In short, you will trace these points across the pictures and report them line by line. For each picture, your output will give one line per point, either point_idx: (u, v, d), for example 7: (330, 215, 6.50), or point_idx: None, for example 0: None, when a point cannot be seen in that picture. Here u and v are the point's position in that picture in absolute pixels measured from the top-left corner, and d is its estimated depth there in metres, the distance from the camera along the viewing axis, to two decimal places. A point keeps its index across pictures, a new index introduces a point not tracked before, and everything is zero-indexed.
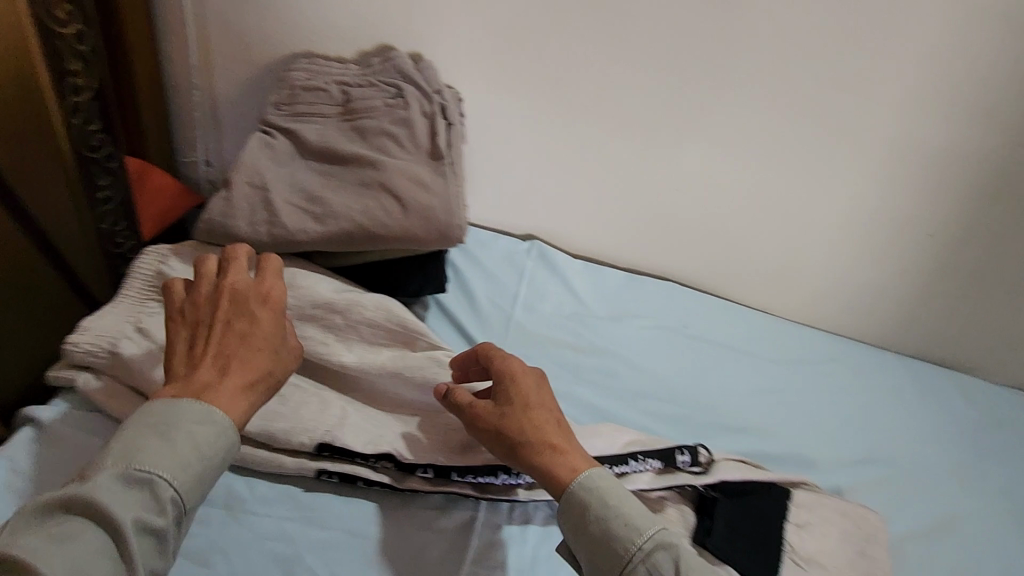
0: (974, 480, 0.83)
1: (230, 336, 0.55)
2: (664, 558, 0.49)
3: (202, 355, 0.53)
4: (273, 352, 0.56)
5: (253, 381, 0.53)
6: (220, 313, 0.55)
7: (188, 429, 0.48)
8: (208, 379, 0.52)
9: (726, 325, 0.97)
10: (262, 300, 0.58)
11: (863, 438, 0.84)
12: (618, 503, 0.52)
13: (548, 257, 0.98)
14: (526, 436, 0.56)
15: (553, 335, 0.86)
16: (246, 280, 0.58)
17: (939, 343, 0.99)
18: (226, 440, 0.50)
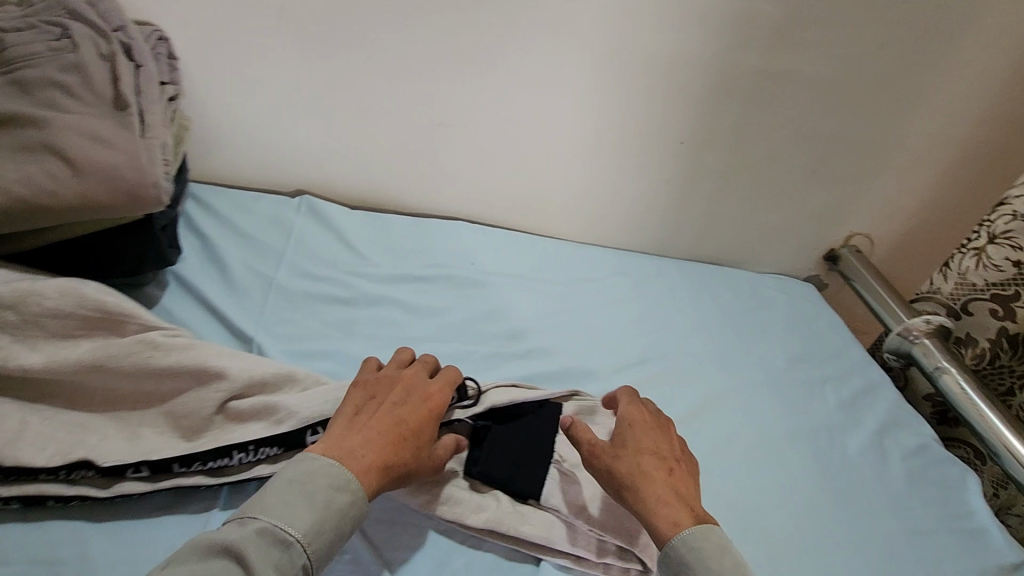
0: (741, 357, 0.92)
1: (415, 414, 0.58)
2: None
3: (364, 424, 0.56)
4: (399, 442, 0.55)
5: (393, 461, 0.54)
6: (391, 395, 0.59)
7: (328, 487, 0.50)
8: (356, 442, 0.54)
9: (518, 252, 0.98)
10: (435, 392, 0.60)
11: (645, 340, 0.90)
12: (733, 546, 0.54)
13: (320, 210, 0.92)
14: (640, 480, 0.57)
15: (321, 292, 0.79)
16: (421, 370, 0.64)
17: (701, 241, 1.11)
18: (354, 511, 0.51)
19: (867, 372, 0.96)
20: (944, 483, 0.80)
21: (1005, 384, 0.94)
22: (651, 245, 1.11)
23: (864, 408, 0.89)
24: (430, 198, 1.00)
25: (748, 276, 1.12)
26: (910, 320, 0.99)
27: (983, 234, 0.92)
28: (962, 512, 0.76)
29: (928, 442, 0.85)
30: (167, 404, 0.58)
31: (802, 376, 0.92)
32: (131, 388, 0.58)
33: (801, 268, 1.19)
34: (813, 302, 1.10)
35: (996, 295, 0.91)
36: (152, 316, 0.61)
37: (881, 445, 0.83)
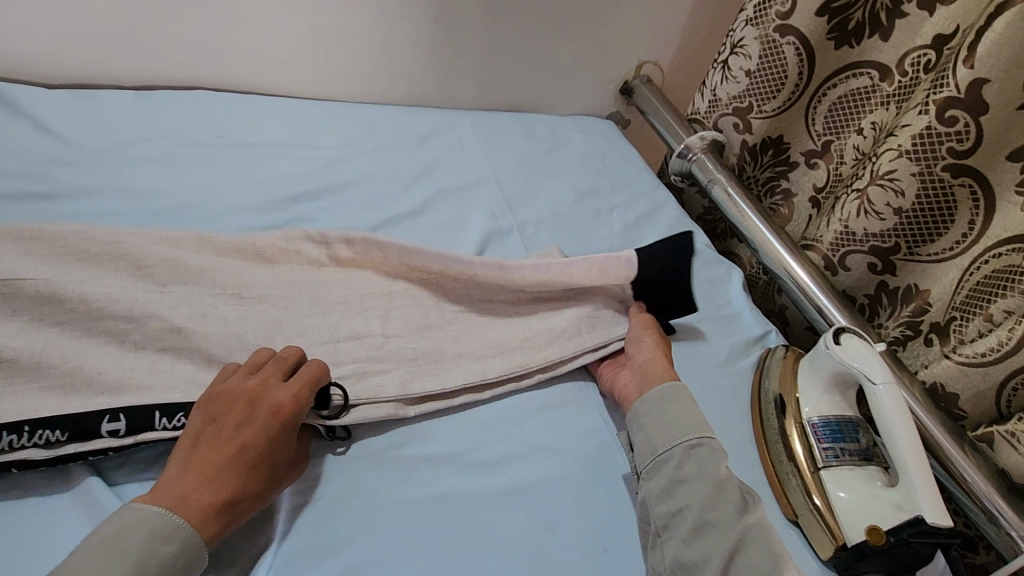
0: (530, 194, 0.91)
1: (264, 436, 0.49)
2: (699, 454, 0.58)
3: (204, 460, 0.48)
4: (251, 468, 0.48)
5: (239, 497, 0.47)
6: (233, 417, 0.50)
7: (147, 538, 0.43)
8: (185, 487, 0.46)
9: (279, 118, 0.87)
10: (293, 400, 0.52)
11: (431, 193, 0.84)
12: (671, 414, 0.61)
13: (2, 93, 0.74)
14: (645, 357, 0.67)
15: (8, 186, 0.66)
16: (278, 371, 0.54)
17: (492, 85, 1.06)
18: (191, 554, 0.44)
19: (654, 196, 1.00)
20: (710, 281, 0.87)
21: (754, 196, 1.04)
22: (442, 98, 1.04)
23: (647, 228, 0.93)
24: (161, 66, 0.86)
25: (547, 120, 1.09)
26: (688, 140, 1.02)
27: (727, 46, 0.98)
28: (722, 303, 0.84)
29: (701, 248, 0.92)
30: None
31: (592, 208, 0.93)
32: None
33: (601, 106, 1.18)
34: (610, 139, 1.10)
35: (737, 108, 0.99)
36: None
37: None
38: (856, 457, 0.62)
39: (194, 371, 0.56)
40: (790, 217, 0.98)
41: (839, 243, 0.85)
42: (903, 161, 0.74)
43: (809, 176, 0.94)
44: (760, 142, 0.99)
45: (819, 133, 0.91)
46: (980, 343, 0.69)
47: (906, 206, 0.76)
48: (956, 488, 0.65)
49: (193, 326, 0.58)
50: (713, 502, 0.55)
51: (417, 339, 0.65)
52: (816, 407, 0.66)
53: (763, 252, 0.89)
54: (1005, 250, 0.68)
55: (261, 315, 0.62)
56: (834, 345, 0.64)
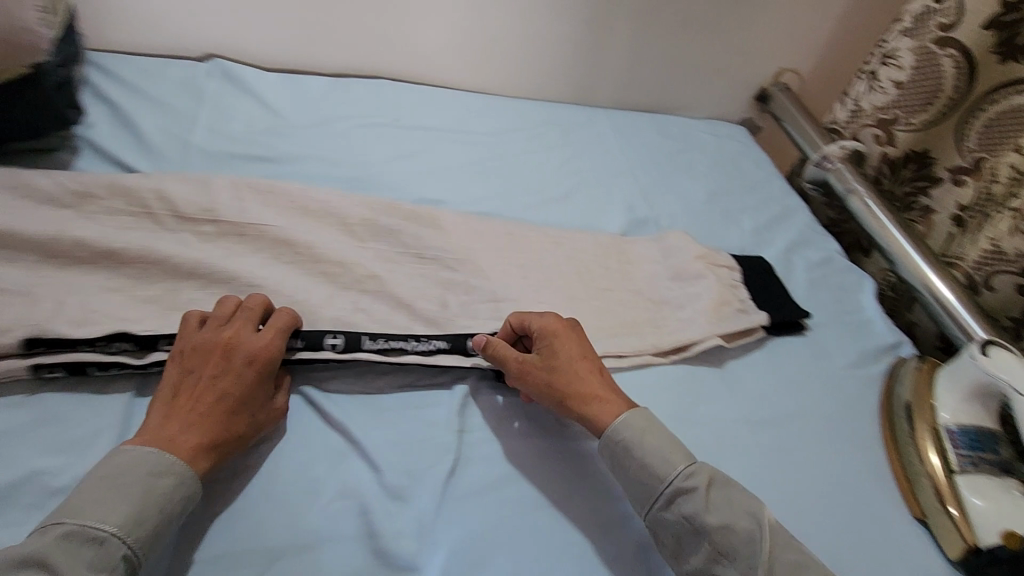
0: (665, 190, 0.96)
1: (241, 383, 0.53)
2: (697, 484, 0.52)
3: (183, 406, 0.51)
4: (230, 414, 0.51)
5: (223, 438, 0.50)
6: (208, 368, 0.53)
7: (146, 472, 0.46)
8: (173, 429, 0.49)
9: (444, 106, 0.97)
10: (274, 353, 0.55)
11: (573, 181, 0.92)
12: (647, 447, 0.55)
13: (234, 73, 0.89)
14: (577, 387, 0.59)
15: (238, 150, 0.79)
16: (346, 324, 0.60)
17: (631, 86, 1.11)
18: (184, 491, 0.47)
19: (785, 201, 1.01)
20: (841, 287, 0.88)
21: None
22: (582, 95, 1.11)
23: (777, 231, 0.95)
24: (350, 58, 0.99)
25: (681, 121, 1.13)
26: (827, 149, 1.03)
27: (877, 57, 0.99)
28: (853, 309, 0.85)
29: (832, 255, 0.93)
30: (100, 244, 0.61)
31: (724, 207, 0.96)
32: (69, 235, 0.61)
33: (733, 111, 1.20)
34: (742, 143, 1.13)
35: (881, 119, 0.99)
36: (78, 181, 0.65)
37: (789, 261, 0.90)
38: (995, 468, 0.62)
39: (386, 312, 0.66)
40: (928, 233, 0.96)
41: (987, 262, 0.84)
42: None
43: (953, 193, 0.92)
44: (902, 156, 0.98)
45: (969, 150, 0.89)
46: None
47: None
48: None
49: (385, 275, 0.69)
50: (723, 543, 0.50)
51: (565, 308, 0.72)
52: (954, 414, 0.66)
53: (901, 264, 0.89)
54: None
55: (436, 273, 0.72)
56: (981, 355, 0.64)
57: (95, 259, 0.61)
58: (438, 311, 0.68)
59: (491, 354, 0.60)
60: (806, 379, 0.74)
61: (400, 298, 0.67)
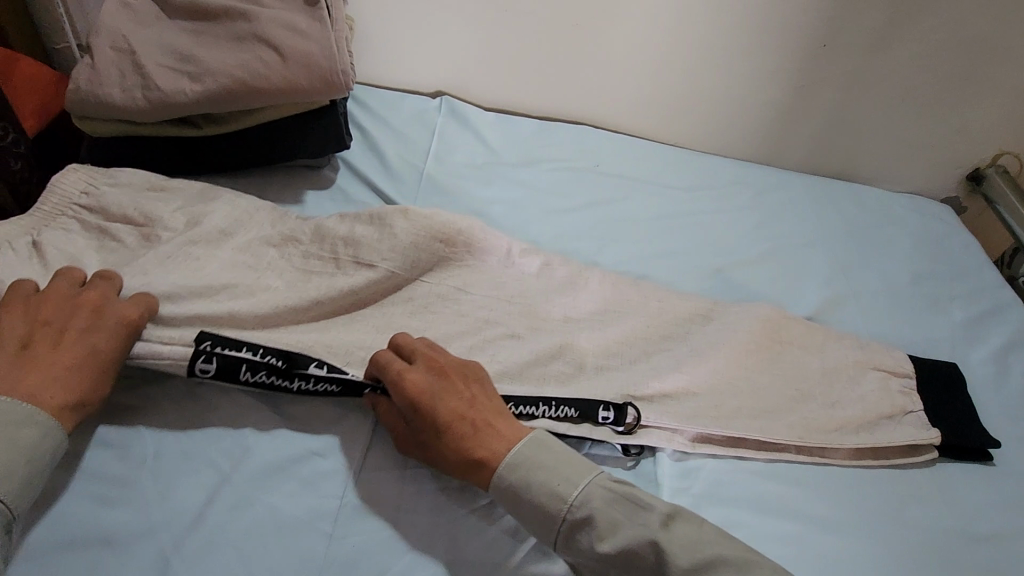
0: (864, 266, 0.92)
1: (109, 343, 0.54)
2: (594, 508, 0.51)
3: (36, 361, 0.51)
4: (97, 372, 0.53)
5: (86, 396, 0.52)
6: (75, 323, 0.54)
7: (12, 422, 0.48)
8: (59, 381, 0.51)
9: (641, 156, 1.01)
10: (119, 323, 0.55)
11: (769, 246, 0.91)
12: (550, 468, 0.53)
13: (460, 110, 0.99)
14: (472, 419, 0.55)
15: (462, 182, 0.88)
16: (424, 353, 0.58)
17: (827, 152, 1.09)
18: (51, 441, 0.49)
19: (999, 294, 0.93)
20: None
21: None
22: (773, 156, 1.10)
23: (990, 326, 0.87)
24: (557, 104, 1.06)
25: (879, 194, 1.08)
26: None
27: None
28: None
29: None
30: None
31: (928, 292, 0.90)
32: None
33: (937, 189, 1.13)
34: (949, 224, 1.05)
35: None
36: None
37: (1007, 362, 0.82)
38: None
39: (592, 358, 0.67)
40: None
41: None
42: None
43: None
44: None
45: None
46: None
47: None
48: None
49: (590, 319, 0.71)
50: (631, 555, 0.49)
51: (767, 385, 0.69)
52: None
53: None
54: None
55: (635, 326, 0.71)
56: None
57: (338, 265, 0.67)
58: (641, 363, 0.69)
59: (456, 386, 0.57)
60: None
61: (606, 344, 0.69)
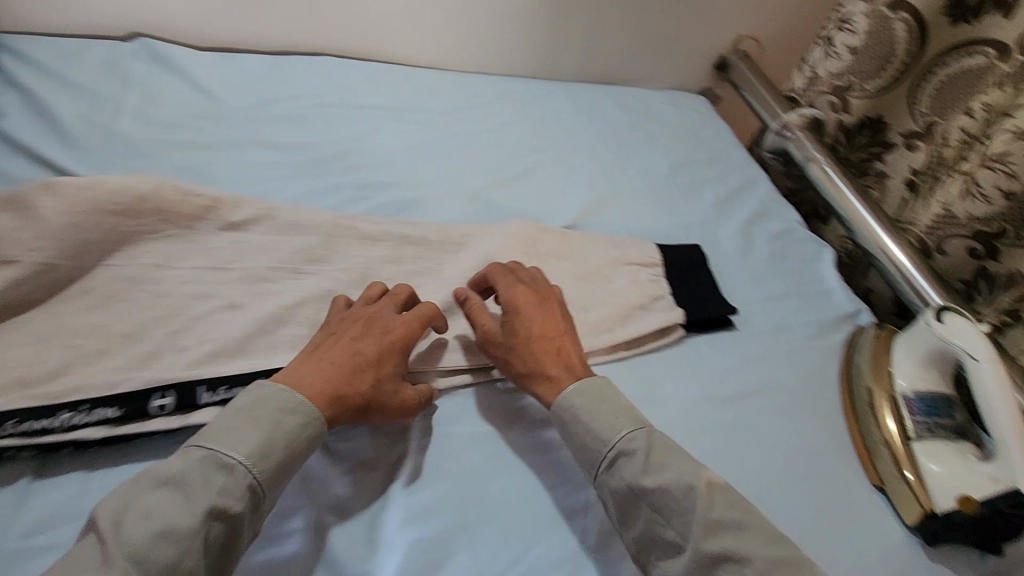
0: (625, 165, 0.94)
1: (373, 343, 0.55)
2: (641, 446, 0.52)
3: (325, 354, 0.54)
4: (373, 362, 0.54)
5: (351, 386, 0.52)
6: (345, 331, 0.56)
7: (277, 409, 0.48)
8: (315, 372, 0.52)
9: (393, 83, 0.93)
10: (362, 322, 0.57)
11: (533, 158, 0.89)
12: (600, 405, 0.55)
13: (164, 53, 0.84)
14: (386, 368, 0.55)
15: (170, 137, 0.74)
16: (391, 305, 0.60)
17: (587, 57, 1.09)
18: (313, 421, 0.49)
19: (745, 172, 1.01)
20: (801, 258, 0.88)
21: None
22: (540, 68, 1.07)
23: (738, 204, 0.94)
24: (292, 34, 0.93)
25: (640, 93, 1.11)
26: (785, 117, 1.02)
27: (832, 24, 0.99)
28: (811, 279, 0.85)
29: (791, 225, 0.92)
30: None
31: (684, 180, 0.95)
32: None
33: (693, 82, 1.18)
34: (701, 115, 1.11)
35: (836, 87, 0.99)
36: None
37: (748, 233, 0.89)
38: (949, 432, 0.63)
39: (328, 314, 0.62)
40: (883, 197, 0.98)
41: (937, 226, 0.85)
42: (1019, 144, 0.74)
43: (906, 157, 0.94)
44: (856, 122, 0.99)
45: (922, 113, 0.91)
46: None
47: (1016, 189, 0.75)
48: None
49: (322, 270, 0.66)
50: (663, 504, 0.50)
51: None
52: (913, 381, 0.67)
53: (858, 231, 0.89)
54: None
55: (379, 272, 0.68)
56: (936, 322, 0.65)
57: None
58: None
59: (373, 336, 0.56)
60: (768, 353, 0.74)
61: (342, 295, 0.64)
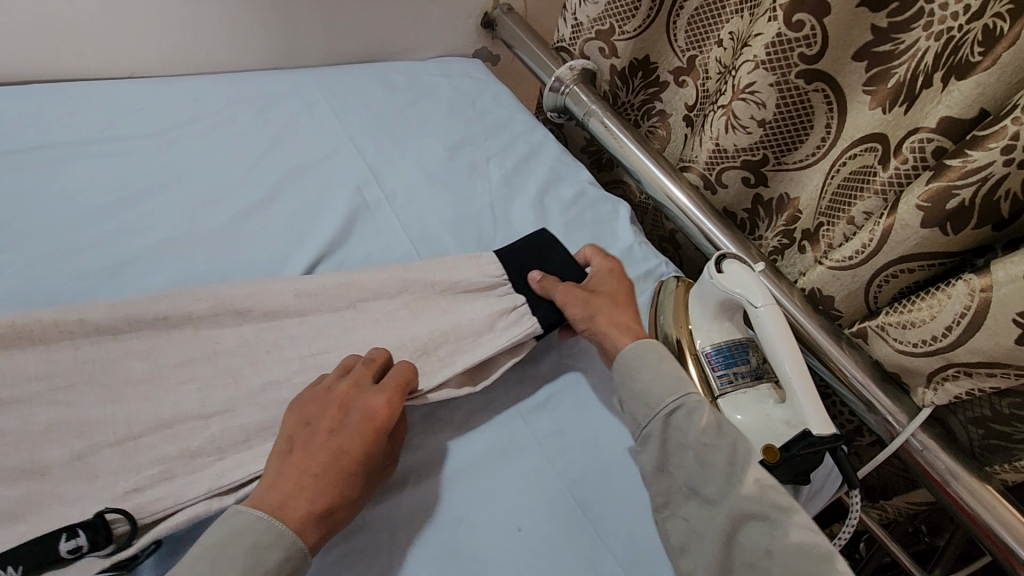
0: (397, 155, 0.83)
1: (356, 438, 0.48)
2: (685, 413, 0.55)
3: (267, 485, 0.46)
4: (331, 473, 0.47)
5: (331, 502, 0.46)
6: (322, 424, 0.49)
7: (255, 543, 0.43)
8: (289, 488, 0.46)
9: (73, 110, 0.73)
10: (320, 415, 0.49)
11: (283, 170, 0.74)
12: (648, 376, 0.58)
13: None
14: (359, 470, 0.48)
15: None
16: (369, 376, 0.52)
17: (332, 33, 0.94)
18: (277, 561, 0.43)
19: (531, 136, 0.94)
20: (597, 220, 0.84)
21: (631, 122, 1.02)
22: (288, 57, 0.93)
23: (528, 175, 0.88)
24: None
25: (406, 66, 0.99)
26: (558, 73, 0.96)
27: None
28: (611, 242, 0.82)
29: (584, 187, 0.88)
30: None
31: (466, 160, 0.86)
32: None
33: (464, 44, 1.09)
34: (478, 79, 1.02)
35: (600, 32, 0.94)
36: None
37: (543, 206, 0.84)
38: (748, 379, 0.63)
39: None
40: (670, 138, 0.97)
41: (714, 161, 0.84)
42: (761, 73, 0.73)
43: (679, 94, 0.93)
44: (627, 66, 0.96)
45: (683, 49, 0.89)
46: (851, 247, 0.66)
47: (769, 117, 0.76)
48: (840, 384, 0.68)
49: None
50: (706, 458, 0.52)
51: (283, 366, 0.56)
52: (709, 335, 0.66)
53: (647, 183, 0.87)
54: (920, 140, 0.61)
55: (83, 372, 0.49)
56: (718, 274, 0.64)
57: None
58: (95, 421, 0.48)
59: (348, 426, 0.49)
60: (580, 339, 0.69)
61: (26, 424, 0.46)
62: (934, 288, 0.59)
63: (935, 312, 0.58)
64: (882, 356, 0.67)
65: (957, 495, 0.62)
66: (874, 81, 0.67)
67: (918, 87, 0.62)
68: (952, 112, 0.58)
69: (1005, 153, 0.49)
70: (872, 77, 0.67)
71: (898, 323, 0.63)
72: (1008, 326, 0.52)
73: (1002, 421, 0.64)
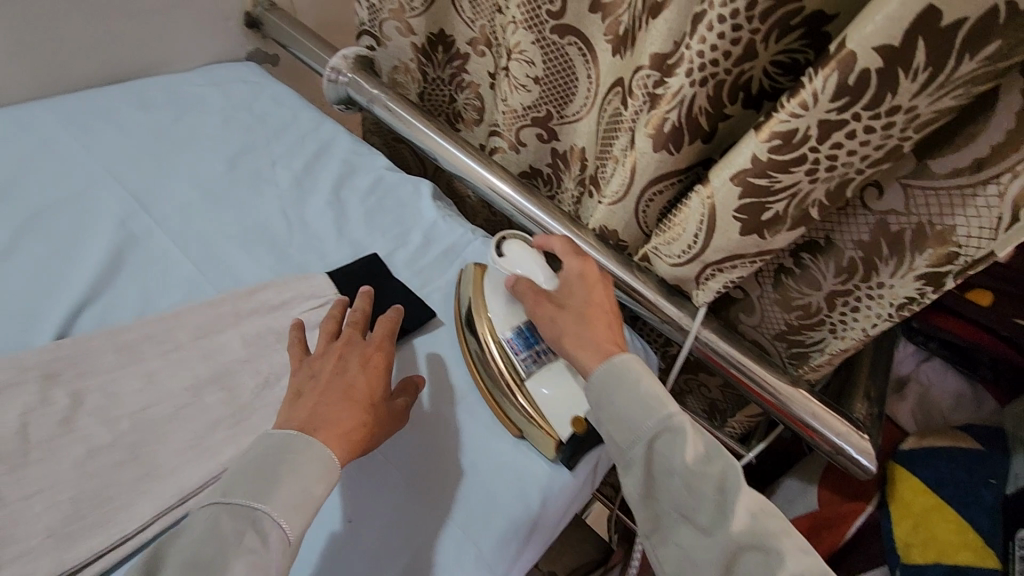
0: (166, 175, 0.77)
1: (362, 372, 0.56)
2: (675, 439, 0.53)
3: (303, 409, 0.52)
4: (347, 404, 0.53)
5: (355, 424, 0.52)
6: (329, 368, 0.56)
7: (241, 520, 0.45)
8: (313, 411, 0.52)
9: None
10: (325, 357, 0.57)
11: (21, 218, 0.66)
12: (631, 394, 0.56)
13: None
14: (348, 418, 0.52)
15: None
16: (359, 322, 0.61)
17: (62, 60, 0.85)
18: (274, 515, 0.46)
19: (319, 132, 0.91)
20: (399, 205, 0.84)
21: (447, 96, 1.02)
22: (15, 90, 0.83)
23: (319, 173, 0.85)
24: None
25: (166, 81, 0.91)
26: (332, 62, 0.94)
27: None
28: (414, 221, 0.83)
29: (381, 172, 0.88)
30: None
31: (247, 169, 0.82)
32: None
33: (230, 48, 1.03)
34: (251, 83, 0.96)
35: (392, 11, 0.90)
36: None
37: (340, 201, 0.82)
38: (551, 354, 0.67)
39: None
40: (482, 106, 0.98)
41: (511, 124, 0.86)
42: (522, 32, 0.75)
43: (481, 64, 0.93)
44: (427, 42, 0.94)
45: (470, 19, 0.89)
46: (617, 181, 0.72)
47: (541, 73, 0.78)
48: (636, 304, 0.76)
49: None
50: (695, 486, 0.51)
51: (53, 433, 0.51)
52: (506, 319, 0.68)
53: (441, 158, 0.89)
54: (643, 79, 0.62)
55: None
56: (500, 258, 0.70)
57: None
58: None
59: (349, 362, 0.57)
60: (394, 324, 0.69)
61: None
62: (681, 203, 0.67)
63: (683, 224, 0.66)
64: (663, 273, 0.75)
65: (739, 373, 0.72)
66: (611, 30, 0.71)
67: (636, 31, 0.66)
68: (656, 49, 0.59)
69: (689, 75, 0.55)
70: (608, 27, 0.72)
71: (665, 241, 0.70)
72: (731, 222, 0.61)
73: (797, 332, 0.75)
